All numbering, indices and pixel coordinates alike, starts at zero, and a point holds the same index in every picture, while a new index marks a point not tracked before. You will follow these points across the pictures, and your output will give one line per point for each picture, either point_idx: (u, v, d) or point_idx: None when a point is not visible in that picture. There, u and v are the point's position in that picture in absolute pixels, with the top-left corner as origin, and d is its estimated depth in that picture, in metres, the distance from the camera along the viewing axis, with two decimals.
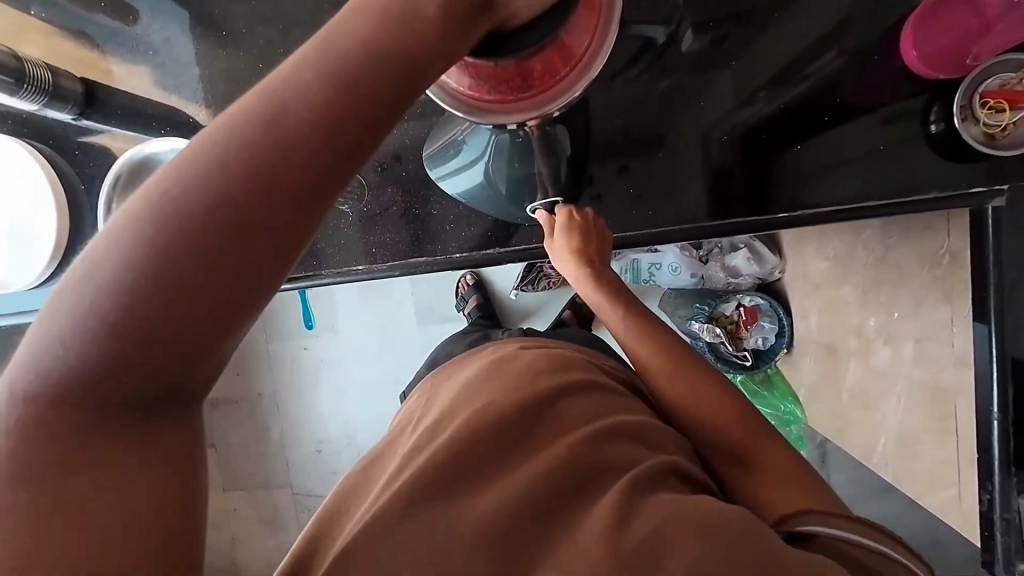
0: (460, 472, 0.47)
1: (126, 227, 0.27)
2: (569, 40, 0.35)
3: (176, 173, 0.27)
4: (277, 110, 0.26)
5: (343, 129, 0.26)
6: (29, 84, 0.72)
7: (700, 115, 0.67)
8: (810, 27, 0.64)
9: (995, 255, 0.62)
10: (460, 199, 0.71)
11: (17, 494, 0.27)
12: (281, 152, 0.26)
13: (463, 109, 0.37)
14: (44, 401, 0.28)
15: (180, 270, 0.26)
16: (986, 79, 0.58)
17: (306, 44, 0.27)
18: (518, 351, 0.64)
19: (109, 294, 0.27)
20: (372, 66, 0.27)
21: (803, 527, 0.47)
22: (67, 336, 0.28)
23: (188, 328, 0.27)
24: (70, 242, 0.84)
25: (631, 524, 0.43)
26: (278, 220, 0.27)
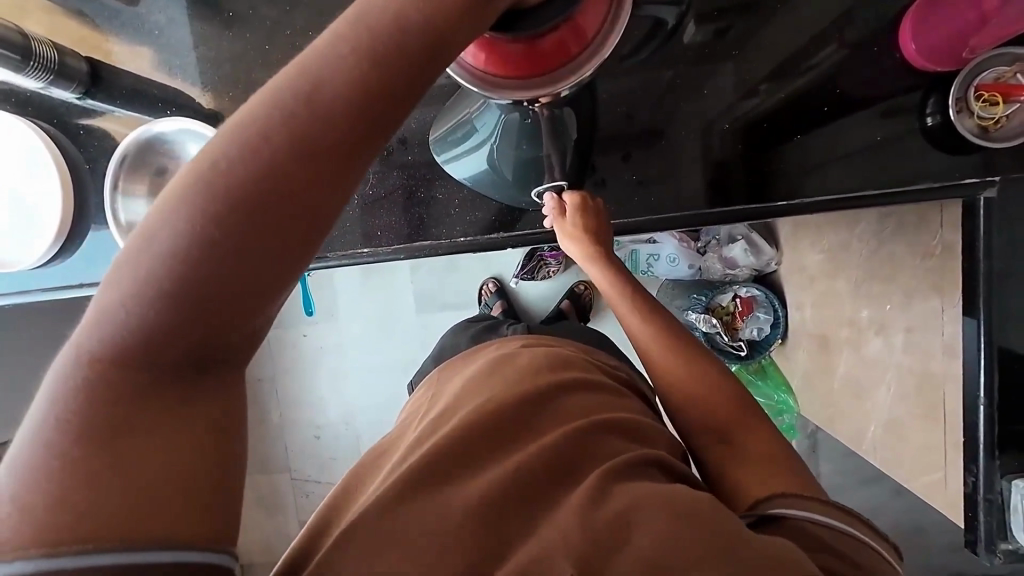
0: (457, 457, 0.48)
1: (179, 196, 0.28)
2: (580, 18, 0.36)
3: (221, 145, 0.28)
4: (314, 83, 0.27)
5: (377, 103, 0.28)
6: (34, 61, 0.71)
7: (704, 105, 0.68)
8: (813, 20, 0.66)
9: (986, 245, 0.64)
10: (466, 182, 0.71)
11: (73, 451, 0.28)
12: (321, 125, 0.28)
13: (475, 82, 0.38)
14: (90, 366, 0.29)
15: (231, 239, 0.28)
16: (982, 72, 0.60)
17: (342, 15, 0.28)
18: (520, 349, 0.66)
19: (161, 261, 0.28)
20: (401, 41, 0.28)
21: (772, 509, 0.47)
22: (116, 302, 0.29)
23: (238, 294, 0.29)
24: (76, 221, 0.84)
25: (604, 506, 0.43)
26: (322, 187, 0.28)
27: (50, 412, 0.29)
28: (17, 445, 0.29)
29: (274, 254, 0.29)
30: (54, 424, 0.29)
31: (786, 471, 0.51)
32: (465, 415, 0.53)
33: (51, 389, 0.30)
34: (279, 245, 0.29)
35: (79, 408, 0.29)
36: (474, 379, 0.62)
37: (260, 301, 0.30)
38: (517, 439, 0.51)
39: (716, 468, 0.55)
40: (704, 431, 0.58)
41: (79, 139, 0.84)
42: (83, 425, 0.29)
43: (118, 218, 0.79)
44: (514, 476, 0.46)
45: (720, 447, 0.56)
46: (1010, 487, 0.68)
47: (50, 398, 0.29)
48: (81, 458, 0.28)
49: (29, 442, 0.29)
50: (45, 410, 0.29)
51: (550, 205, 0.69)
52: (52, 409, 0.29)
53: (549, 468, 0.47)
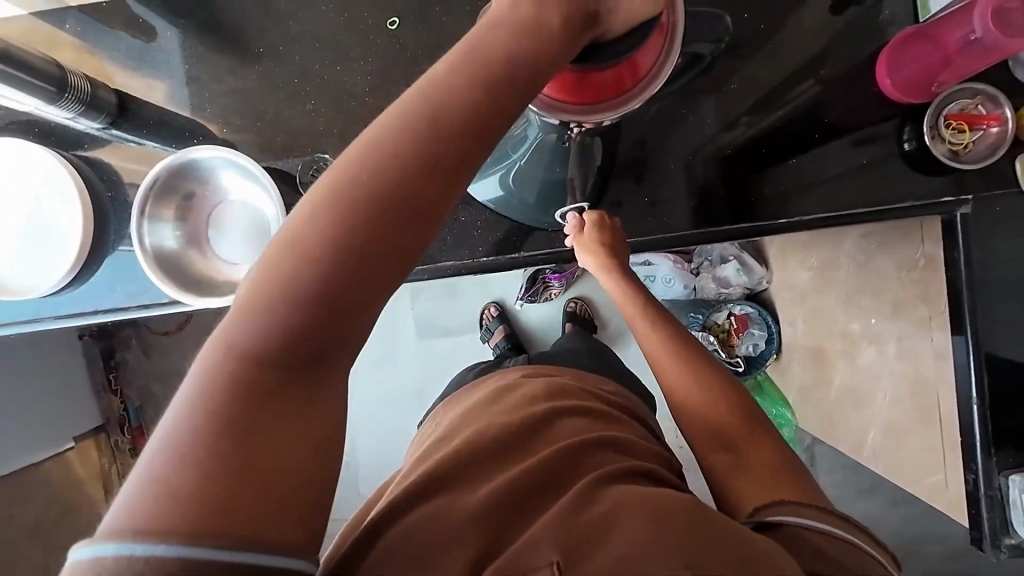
0: (466, 475, 0.53)
1: (319, 207, 0.34)
2: (639, 59, 0.40)
3: (356, 165, 0.34)
4: (435, 111, 0.34)
5: (484, 127, 0.34)
6: (69, 93, 0.74)
7: (707, 132, 0.75)
8: (798, 59, 0.74)
9: (966, 256, 0.72)
10: (488, 205, 0.76)
11: (212, 431, 0.32)
12: (440, 146, 0.34)
13: (542, 107, 0.43)
14: (234, 358, 0.34)
15: (360, 245, 0.33)
16: (948, 104, 0.69)
17: (455, 53, 0.34)
18: (523, 377, 0.71)
19: (302, 264, 0.33)
20: (506, 73, 0.34)
21: (769, 517, 0.50)
22: (254, 304, 0.34)
23: (359, 294, 0.34)
24: (95, 249, 0.83)
25: (588, 509, 0.46)
26: (433, 196, 0.34)
27: (196, 400, 0.33)
28: (162, 431, 0.33)
29: (390, 258, 0.34)
30: (202, 409, 0.33)
31: (780, 481, 0.54)
32: (474, 435, 0.57)
33: (195, 379, 0.34)
34: (394, 251, 0.34)
35: (221, 395, 0.33)
36: (479, 407, 0.66)
37: (374, 300, 0.35)
38: (522, 452, 0.55)
39: (722, 475, 0.58)
40: (700, 439, 0.62)
41: (99, 168, 0.84)
42: (226, 410, 0.33)
43: (145, 243, 0.78)
44: (508, 491, 0.49)
45: (720, 456, 0.59)
46: (1008, 482, 0.73)
47: (196, 386, 0.34)
48: (225, 440, 0.32)
49: (177, 427, 0.33)
50: (192, 398, 0.33)
51: (573, 222, 0.74)
52: (198, 396, 0.33)
53: (546, 477, 0.50)
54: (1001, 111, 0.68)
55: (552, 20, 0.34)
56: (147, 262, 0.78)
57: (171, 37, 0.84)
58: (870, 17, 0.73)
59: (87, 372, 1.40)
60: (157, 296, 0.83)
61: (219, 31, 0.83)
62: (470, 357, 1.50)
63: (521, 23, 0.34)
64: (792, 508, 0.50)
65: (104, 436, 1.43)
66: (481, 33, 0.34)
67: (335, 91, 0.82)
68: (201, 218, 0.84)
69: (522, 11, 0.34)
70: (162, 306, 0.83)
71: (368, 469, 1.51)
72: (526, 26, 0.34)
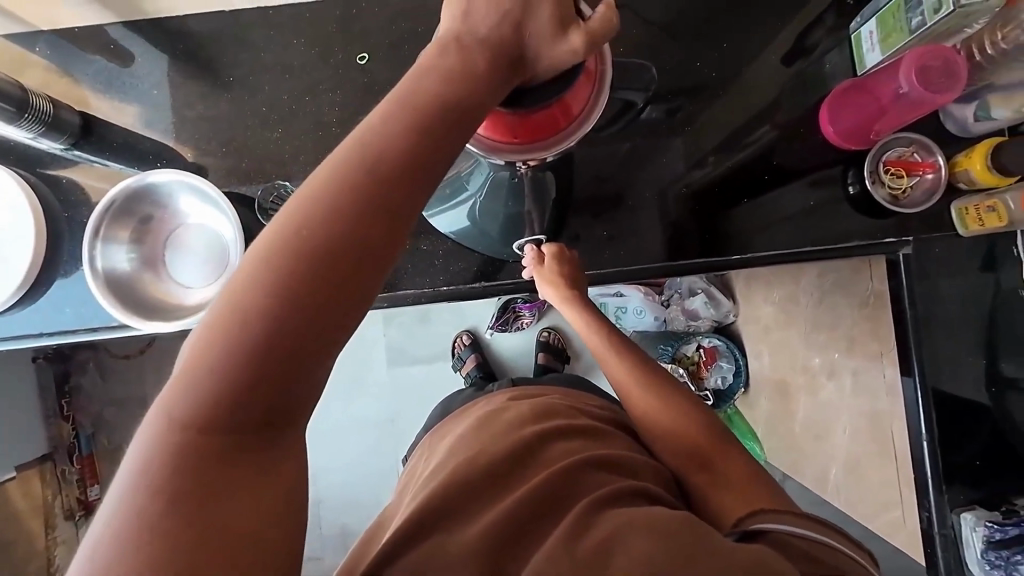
0: (454, 512, 0.49)
1: (261, 262, 0.31)
2: (570, 99, 0.42)
3: (298, 213, 0.31)
4: (375, 152, 0.32)
5: (428, 162, 0.33)
6: (29, 113, 0.72)
7: (664, 171, 0.76)
8: (751, 104, 0.76)
9: (909, 294, 0.73)
10: (451, 236, 0.75)
11: (157, 522, 0.29)
12: (385, 186, 0.32)
13: (482, 147, 0.44)
14: (176, 434, 0.30)
15: (310, 298, 0.30)
16: (886, 151, 0.72)
17: (392, 98, 0.33)
18: (506, 403, 0.67)
19: (245, 325, 0.30)
20: (444, 112, 0.33)
21: (754, 524, 0.47)
22: (198, 371, 0.31)
23: (312, 349, 0.31)
24: (45, 269, 0.80)
25: (585, 537, 0.44)
26: (383, 240, 0.32)
27: (132, 487, 0.30)
28: (99, 527, 0.29)
29: (345, 307, 0.31)
30: (141, 497, 0.29)
31: (760, 491, 0.52)
32: (462, 466, 0.54)
33: (132, 463, 0.30)
34: (348, 300, 0.31)
35: (161, 477, 0.30)
36: (466, 434, 0.62)
37: (331, 352, 0.32)
38: (511, 483, 0.51)
39: (699, 492, 0.56)
40: (681, 461, 0.59)
41: (58, 186, 0.81)
42: (167, 495, 0.29)
43: (96, 267, 0.75)
44: (507, 522, 0.46)
45: (702, 475, 0.56)
46: (960, 520, 0.74)
47: (132, 471, 0.30)
48: (169, 530, 0.29)
49: (116, 521, 0.29)
50: (127, 486, 0.30)
51: (529, 255, 0.74)
52: (135, 483, 0.30)
53: (538, 507, 0.48)
54: (934, 160, 0.71)
55: (480, 64, 0.35)
56: (96, 285, 0.75)
57: (143, 61, 0.82)
58: (816, 69, 0.75)
59: (37, 396, 1.32)
60: (105, 319, 0.79)
61: (176, 55, 0.81)
62: (440, 386, 1.47)
63: (455, 67, 0.34)
64: (774, 515, 0.48)
65: (50, 466, 1.31)
66: (417, 76, 0.34)
67: (308, 120, 0.80)
68: (158, 241, 0.81)
69: (450, 57, 0.34)
70: (108, 330, 0.79)
71: (330, 502, 1.45)
72: (459, 71, 0.34)
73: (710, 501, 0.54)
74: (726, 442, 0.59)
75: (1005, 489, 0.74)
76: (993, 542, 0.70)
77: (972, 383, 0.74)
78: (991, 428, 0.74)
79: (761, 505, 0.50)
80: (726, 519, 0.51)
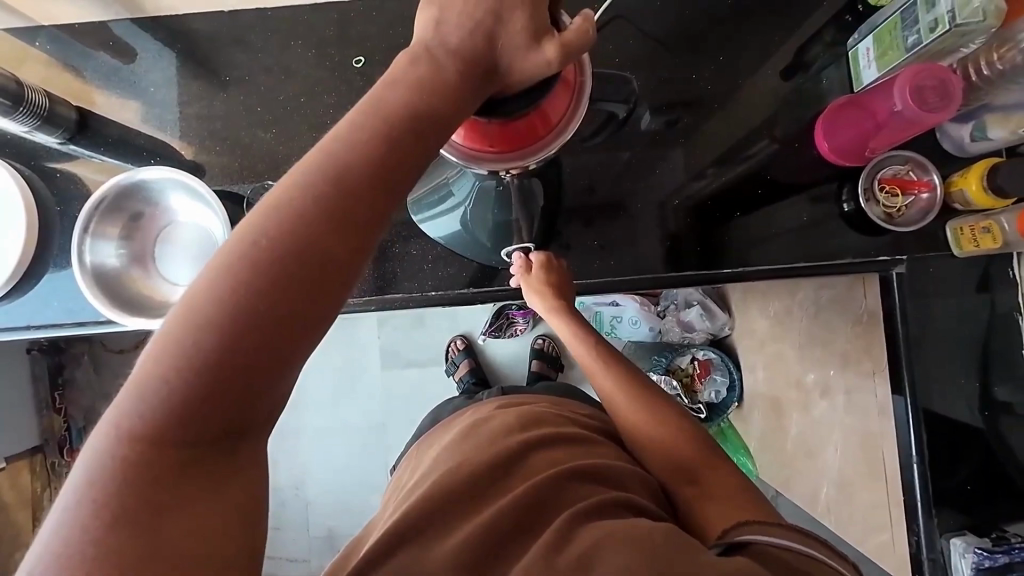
0: (436, 525, 0.47)
1: (220, 275, 0.30)
2: (548, 108, 0.42)
3: (259, 224, 0.31)
4: (340, 165, 0.31)
5: (395, 175, 0.32)
6: (25, 107, 0.67)
7: (658, 182, 0.74)
8: (749, 117, 0.75)
9: (902, 313, 0.72)
10: (441, 241, 0.72)
11: (110, 537, 0.28)
12: (349, 200, 0.31)
13: (459, 155, 0.44)
14: (127, 446, 0.30)
15: (269, 313, 0.30)
16: (882, 168, 0.70)
17: (359, 110, 0.33)
18: (493, 412, 0.63)
19: (201, 338, 0.30)
20: (414, 126, 0.33)
21: (738, 536, 0.46)
22: (153, 384, 0.30)
23: (267, 363, 0.30)
24: (35, 263, 0.75)
25: (565, 550, 0.42)
26: (346, 253, 0.31)
27: (81, 499, 0.29)
28: (45, 538, 0.29)
29: (303, 321, 0.31)
30: (88, 509, 0.29)
31: (748, 505, 0.51)
32: (443, 477, 0.51)
33: (81, 473, 0.30)
34: (310, 313, 0.31)
35: (110, 490, 0.29)
36: (450, 444, 0.59)
37: (288, 367, 0.31)
38: (493, 492, 0.49)
39: (690, 504, 0.54)
40: (668, 472, 0.57)
41: (52, 179, 0.77)
42: (116, 508, 0.29)
43: (84, 261, 0.72)
44: (482, 536, 0.44)
45: (688, 488, 0.55)
46: (949, 545, 0.72)
47: (81, 482, 0.30)
48: (115, 544, 0.28)
49: (62, 533, 0.29)
50: (76, 499, 0.29)
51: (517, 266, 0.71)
52: (83, 494, 0.29)
53: (521, 519, 0.45)
54: (929, 178, 0.70)
55: (452, 72, 0.34)
56: (84, 280, 0.71)
57: (147, 57, 0.78)
58: (812, 85, 0.74)
59: (30, 387, 1.23)
60: (93, 314, 0.75)
61: (160, 44, 0.77)
62: (431, 391, 1.45)
63: (424, 75, 0.34)
64: (760, 527, 0.46)
65: (41, 458, 1.24)
66: (384, 88, 0.33)
67: (303, 121, 0.76)
68: (149, 238, 0.77)
69: (420, 67, 0.34)
70: (96, 325, 0.74)
71: (319, 503, 1.44)
72: (428, 80, 0.34)
73: (698, 513, 0.52)
74: (715, 457, 0.57)
75: (995, 515, 0.73)
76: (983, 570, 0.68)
77: (966, 406, 0.72)
78: (984, 452, 0.72)
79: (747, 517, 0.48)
80: (710, 530, 0.50)
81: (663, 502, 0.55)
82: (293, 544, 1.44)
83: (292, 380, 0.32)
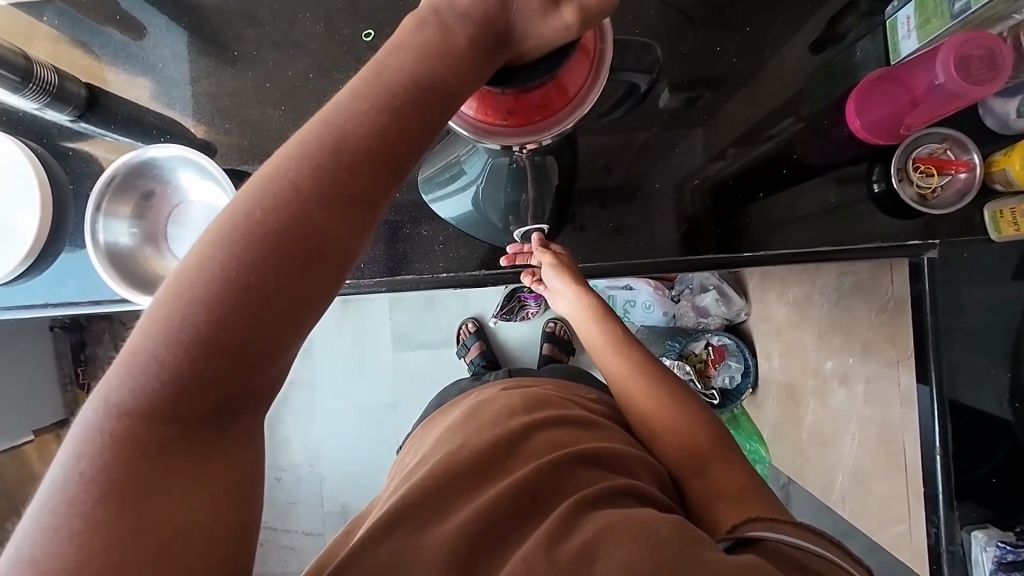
0: (431, 506, 0.45)
1: (212, 249, 0.29)
2: (565, 78, 0.39)
3: (253, 197, 0.29)
4: (338, 137, 0.30)
5: (395, 149, 0.30)
6: (35, 83, 0.66)
7: (677, 162, 0.70)
8: (776, 93, 0.70)
9: (932, 302, 0.69)
10: (451, 222, 0.70)
11: (102, 511, 0.28)
12: (347, 174, 0.30)
13: (470, 129, 0.42)
14: (116, 421, 0.29)
15: (261, 290, 0.29)
16: (917, 147, 0.66)
17: (361, 79, 0.31)
18: (497, 393, 0.62)
19: (189, 314, 0.29)
20: (415, 97, 0.31)
21: (748, 531, 0.44)
22: (144, 360, 0.29)
23: (258, 342, 0.29)
24: (51, 241, 0.75)
25: (569, 539, 0.40)
26: (342, 231, 0.30)
27: (71, 472, 0.29)
28: (34, 510, 0.29)
29: (296, 300, 0.30)
30: (77, 482, 0.29)
31: (756, 500, 0.49)
32: (444, 458, 0.49)
33: (72, 446, 0.30)
34: (304, 292, 0.30)
35: (101, 464, 0.29)
36: (455, 424, 0.59)
37: (280, 347, 0.30)
38: (496, 473, 0.48)
39: (700, 499, 0.52)
40: (679, 460, 0.56)
41: (65, 157, 0.76)
42: (106, 483, 0.29)
43: (97, 240, 0.71)
44: (480, 522, 0.42)
45: (697, 481, 0.54)
46: (969, 538, 0.70)
47: (71, 456, 0.29)
48: (103, 519, 0.28)
49: (50, 506, 0.28)
50: (65, 471, 0.29)
51: (510, 249, 0.70)
52: (73, 468, 0.29)
53: (523, 504, 0.44)
54: (968, 157, 0.66)
55: (461, 39, 0.32)
56: (97, 258, 0.71)
57: (156, 32, 0.75)
58: (843, 58, 0.70)
59: (54, 363, 1.26)
60: (110, 293, 0.75)
61: (168, 18, 0.75)
62: (443, 372, 1.46)
63: (430, 40, 0.32)
64: (774, 525, 0.45)
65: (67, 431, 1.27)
66: (387, 55, 0.31)
67: (310, 99, 0.74)
68: (161, 218, 0.77)
69: (426, 32, 0.32)
70: (112, 303, 0.75)
71: (334, 480, 1.46)
72: (433, 46, 0.32)
73: (706, 505, 0.51)
74: (728, 449, 0.56)
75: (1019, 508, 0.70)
76: (1005, 564, 0.66)
77: (994, 398, 0.69)
78: (1012, 444, 0.69)
79: (760, 513, 0.47)
80: (722, 524, 0.48)
81: (671, 491, 0.54)
82: (307, 518, 1.47)
83: (286, 360, 0.31)
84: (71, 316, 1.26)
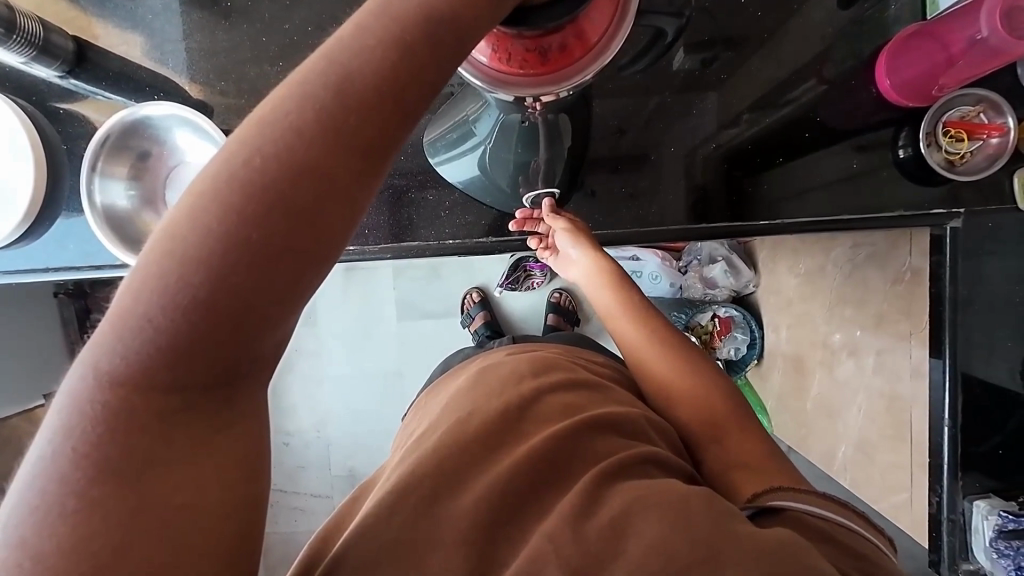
0: (447, 474, 0.44)
1: (206, 204, 0.27)
2: (586, 23, 0.36)
3: (251, 144, 0.27)
4: (344, 75, 0.27)
5: (405, 89, 0.28)
6: (20, 36, 0.62)
7: (693, 125, 0.67)
8: (800, 52, 0.66)
9: (951, 272, 0.66)
10: (460, 186, 0.67)
11: (100, 489, 0.27)
12: (356, 119, 0.27)
13: (484, 78, 0.39)
14: (109, 391, 0.28)
15: (264, 247, 0.27)
16: (948, 110, 0.63)
17: (364, 10, 0.28)
18: (504, 357, 0.61)
19: (184, 273, 0.27)
20: (426, 31, 0.28)
21: (770, 501, 0.44)
22: (138, 323, 0.27)
23: (261, 304, 0.28)
24: (46, 205, 0.72)
25: (595, 515, 0.40)
26: (347, 181, 0.28)
27: (61, 448, 0.28)
28: (22, 489, 0.27)
29: (300, 259, 0.28)
30: (70, 458, 0.27)
31: (768, 471, 0.49)
32: (452, 426, 0.48)
33: (60, 420, 0.28)
34: (309, 248, 0.28)
35: (93, 440, 0.28)
36: (460, 389, 0.57)
37: (285, 308, 0.29)
38: (507, 440, 0.47)
39: (713, 469, 0.52)
40: (693, 426, 0.56)
41: (55, 116, 0.72)
42: (101, 458, 0.28)
43: (94, 202, 0.69)
44: (496, 496, 0.42)
45: (712, 449, 0.54)
46: (971, 507, 0.69)
47: (59, 429, 0.28)
48: (100, 496, 0.27)
49: (40, 483, 0.27)
50: (55, 447, 0.28)
51: (519, 215, 0.67)
52: (64, 442, 0.28)
53: (536, 474, 0.44)
54: (1003, 121, 0.62)
55: None
56: (95, 220, 0.68)
57: None
58: (873, 15, 0.65)
59: (60, 330, 1.24)
60: (109, 258, 0.73)
61: None
62: (448, 341, 1.46)
63: None
64: (796, 494, 0.44)
65: None
66: None
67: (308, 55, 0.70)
68: (158, 179, 0.75)
69: None
70: (113, 269, 0.73)
71: (342, 445, 1.49)
72: None
73: (722, 475, 0.51)
74: (738, 419, 0.55)
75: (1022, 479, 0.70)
76: (1006, 532, 0.66)
77: (1008, 370, 0.68)
78: None
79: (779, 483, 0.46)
80: (740, 494, 0.47)
81: (686, 456, 0.54)
82: (316, 481, 1.51)
83: (292, 323, 0.30)
84: (77, 283, 1.23)
